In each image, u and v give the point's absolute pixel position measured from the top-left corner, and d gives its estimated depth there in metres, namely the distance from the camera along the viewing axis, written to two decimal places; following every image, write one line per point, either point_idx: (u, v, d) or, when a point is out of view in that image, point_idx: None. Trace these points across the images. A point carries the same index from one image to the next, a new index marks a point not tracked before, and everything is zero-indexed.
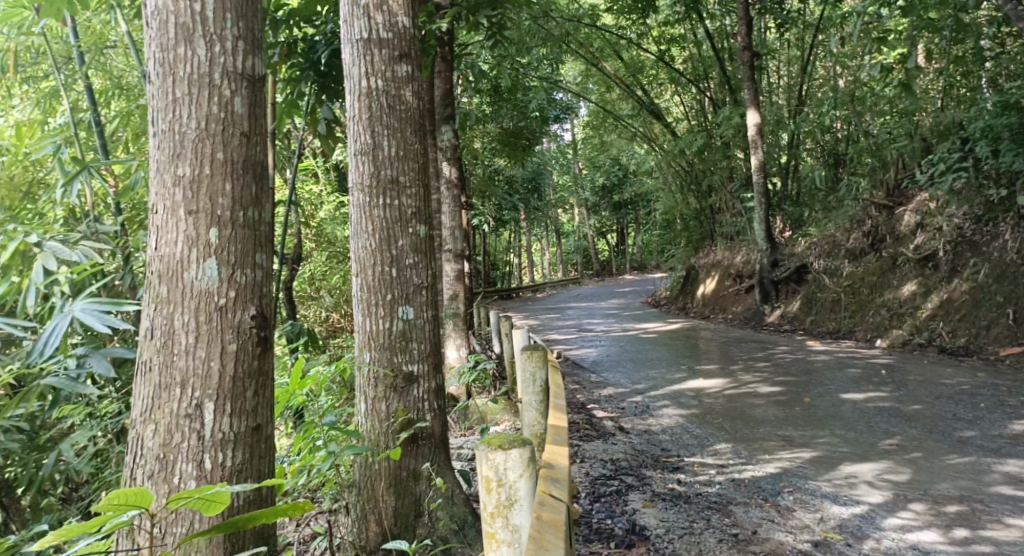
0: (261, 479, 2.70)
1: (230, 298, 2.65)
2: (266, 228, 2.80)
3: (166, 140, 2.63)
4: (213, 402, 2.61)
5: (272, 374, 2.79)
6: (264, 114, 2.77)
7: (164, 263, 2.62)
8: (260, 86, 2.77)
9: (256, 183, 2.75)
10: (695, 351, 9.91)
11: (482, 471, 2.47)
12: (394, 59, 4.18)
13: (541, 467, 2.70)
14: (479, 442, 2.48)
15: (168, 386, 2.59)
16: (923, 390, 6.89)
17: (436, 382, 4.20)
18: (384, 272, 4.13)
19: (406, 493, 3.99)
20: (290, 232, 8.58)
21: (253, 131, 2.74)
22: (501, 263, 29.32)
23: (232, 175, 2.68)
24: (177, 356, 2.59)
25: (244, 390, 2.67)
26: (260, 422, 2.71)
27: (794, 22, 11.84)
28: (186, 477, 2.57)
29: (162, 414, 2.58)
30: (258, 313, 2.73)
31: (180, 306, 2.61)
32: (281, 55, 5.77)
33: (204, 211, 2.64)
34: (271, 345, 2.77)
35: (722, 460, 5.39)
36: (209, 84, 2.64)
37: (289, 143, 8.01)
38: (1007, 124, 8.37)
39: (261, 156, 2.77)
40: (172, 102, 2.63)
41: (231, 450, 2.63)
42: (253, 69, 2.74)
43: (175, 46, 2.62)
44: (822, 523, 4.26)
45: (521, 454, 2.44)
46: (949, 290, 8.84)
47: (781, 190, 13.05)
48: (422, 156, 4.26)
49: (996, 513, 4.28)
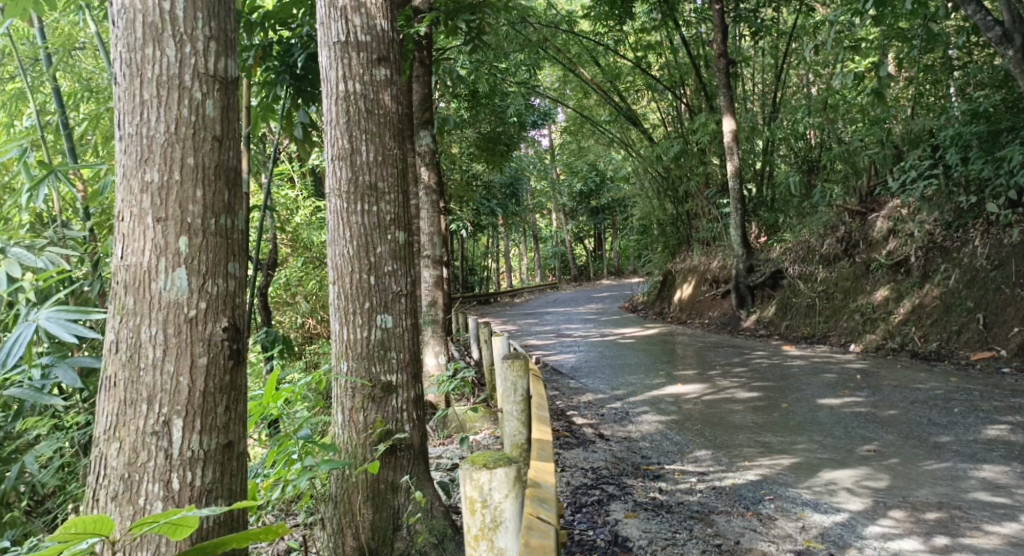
0: (233, 498, 2.58)
1: (201, 310, 2.54)
2: (240, 235, 2.69)
3: (133, 145, 2.52)
4: (182, 419, 2.49)
5: (245, 389, 2.67)
6: (237, 116, 2.67)
7: (131, 272, 2.51)
8: (234, 88, 2.67)
9: (229, 189, 2.65)
10: (673, 356, 9.90)
11: (466, 491, 2.38)
12: (372, 62, 4.10)
13: (528, 487, 2.62)
14: (463, 461, 2.40)
15: (134, 402, 2.47)
16: (898, 395, 6.91)
17: (415, 392, 4.12)
18: (362, 279, 4.04)
19: (384, 506, 3.90)
20: (265, 238, 8.45)
21: (225, 135, 2.63)
22: (479, 268, 29.18)
23: (204, 181, 2.57)
24: (143, 371, 2.48)
25: (216, 404, 2.55)
26: (231, 438, 2.60)
27: (768, 31, 11.95)
28: (153, 498, 2.45)
29: (128, 431, 2.46)
30: (230, 324, 2.62)
31: (148, 317, 2.50)
32: (256, 57, 5.63)
33: (173, 218, 2.53)
34: (244, 359, 2.66)
35: (702, 467, 5.35)
36: (179, 86, 2.54)
37: (263, 147, 7.89)
38: (975, 132, 8.48)
39: (234, 161, 2.67)
40: (139, 105, 2.52)
41: (201, 469, 2.51)
42: (226, 71, 2.63)
43: (143, 46, 2.51)
44: (804, 532, 4.22)
45: (507, 474, 2.35)
46: (921, 295, 8.90)
47: (756, 197, 13.15)
48: (401, 161, 4.17)
49: (974, 520, 4.27)
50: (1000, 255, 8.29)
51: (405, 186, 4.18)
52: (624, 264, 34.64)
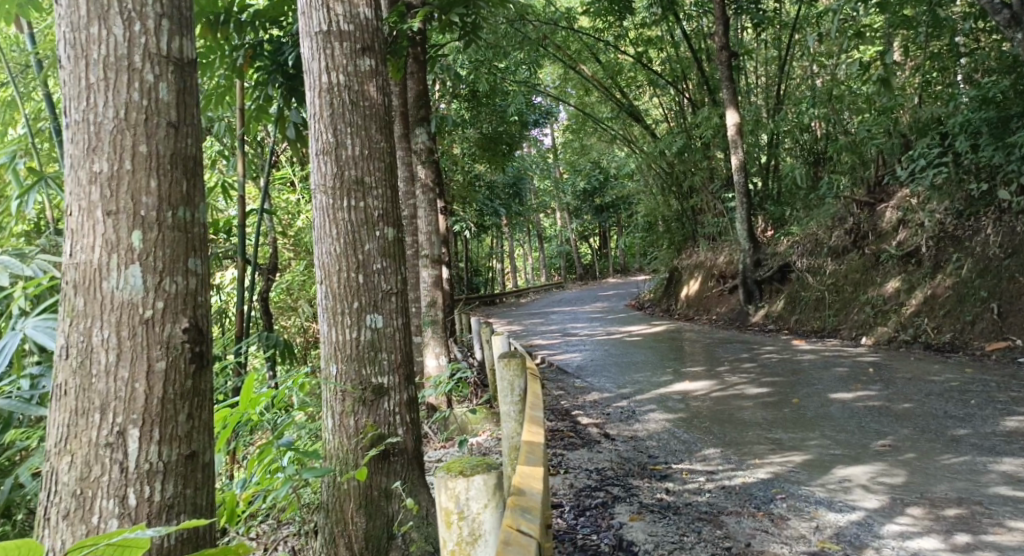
0: (198, 513, 2.40)
1: (159, 309, 2.36)
2: (201, 229, 2.51)
3: (80, 132, 2.34)
4: (138, 429, 2.31)
5: (210, 394, 2.49)
6: (194, 100, 2.49)
7: (80, 271, 2.33)
8: (190, 69, 2.49)
9: (188, 178, 2.47)
10: (681, 353, 9.72)
11: (441, 502, 2.21)
12: (356, 52, 3.94)
13: (509, 494, 2.39)
14: (437, 469, 2.23)
15: (86, 411, 2.29)
16: (911, 388, 6.72)
17: (407, 394, 3.96)
18: (350, 278, 3.88)
19: (377, 514, 3.75)
20: (264, 242, 8.33)
21: (182, 120, 2.45)
22: (484, 268, 29.02)
23: (159, 171, 2.39)
24: (95, 379, 2.30)
25: (177, 412, 2.37)
26: (195, 448, 2.40)
27: (769, 22, 11.77)
28: (107, 515, 2.26)
29: (79, 444, 2.27)
30: (192, 325, 2.44)
31: (100, 318, 2.31)
32: (246, 57, 5.47)
33: (125, 211, 2.35)
34: (208, 362, 2.47)
35: (711, 466, 5.18)
36: (128, 67, 2.36)
37: (262, 150, 7.76)
38: (985, 118, 8.32)
39: (192, 149, 2.49)
40: (86, 88, 2.34)
41: (161, 483, 2.32)
42: (182, 51, 2.46)
43: (88, 25, 2.34)
44: (818, 533, 4.04)
45: (485, 482, 2.20)
46: (933, 286, 8.70)
47: (762, 190, 12.97)
48: (389, 154, 4.02)
49: (996, 516, 4.09)
50: (1013, 243, 8.09)
51: (394, 180, 4.03)
52: (629, 262, 34.48)
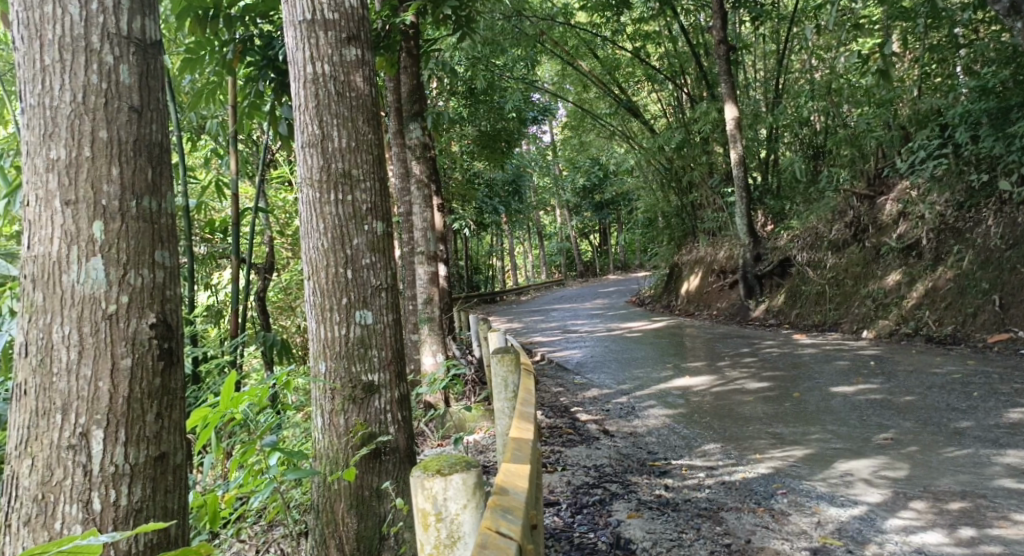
0: (168, 517, 2.36)
1: (123, 304, 2.32)
2: (168, 220, 2.47)
3: (36, 118, 2.30)
4: (103, 430, 2.27)
5: (180, 393, 2.45)
6: (157, 84, 2.45)
7: (39, 264, 2.28)
8: (153, 52, 2.45)
9: (153, 166, 2.43)
10: (681, 348, 9.62)
11: (419, 503, 2.13)
12: (342, 41, 3.85)
13: (492, 494, 2.27)
14: (415, 468, 2.15)
15: (47, 412, 2.25)
16: (913, 381, 6.63)
17: (399, 392, 3.88)
18: (338, 274, 3.79)
19: (369, 514, 3.68)
20: (260, 243, 8.22)
21: (145, 105, 2.41)
22: (484, 267, 28.86)
23: (120, 158, 2.35)
24: (56, 378, 2.25)
25: (145, 411, 2.33)
26: (164, 450, 2.37)
27: (768, 16, 11.61)
28: (70, 521, 2.22)
29: (41, 447, 2.24)
30: (160, 320, 2.40)
31: (59, 314, 2.27)
32: (236, 52, 5.36)
33: (84, 201, 2.30)
34: (177, 359, 2.44)
35: (711, 461, 5.09)
36: (86, 48, 2.31)
37: (255, 149, 7.63)
38: (985, 108, 8.29)
39: (157, 136, 2.45)
40: (41, 70, 2.30)
41: (127, 487, 2.28)
42: (143, 32, 2.42)
43: (41, 5, 2.29)
44: (819, 528, 3.95)
45: (464, 481, 2.10)
46: (934, 279, 8.61)
47: (762, 184, 12.84)
48: (377, 146, 3.94)
49: (1001, 509, 4.00)
50: (1014, 233, 8.00)
51: (382, 173, 3.95)
52: (630, 259, 34.41)
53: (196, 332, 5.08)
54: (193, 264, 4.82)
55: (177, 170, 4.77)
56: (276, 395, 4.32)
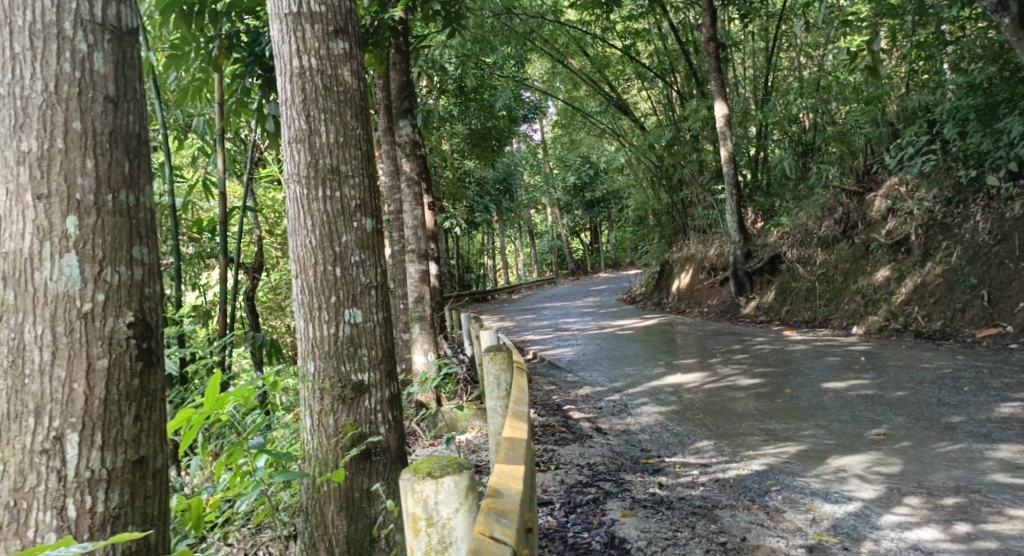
0: (147, 523, 2.30)
1: (100, 302, 2.25)
2: (146, 215, 2.41)
3: (4, 108, 2.21)
4: (78, 433, 2.20)
5: (159, 393, 2.39)
6: (134, 73, 2.39)
7: (8, 261, 2.19)
8: (129, 42, 2.39)
9: (130, 159, 2.36)
10: (673, 345, 9.59)
11: (409, 507, 2.06)
12: (329, 35, 3.78)
13: (485, 496, 2.20)
14: (404, 471, 2.09)
15: (19, 415, 2.17)
16: (903, 376, 6.61)
17: (390, 391, 3.81)
18: (326, 272, 3.71)
19: (360, 516, 3.61)
20: (248, 244, 8.14)
21: (121, 95, 2.35)
22: (476, 266, 28.76)
23: (95, 150, 2.28)
24: (29, 380, 2.18)
25: (122, 414, 2.26)
26: (143, 453, 2.30)
27: (756, 14, 11.59)
28: (44, 529, 2.15)
29: (12, 452, 2.16)
30: (138, 319, 2.33)
31: (33, 313, 2.19)
32: (222, 48, 5.25)
33: (58, 195, 2.23)
34: (155, 359, 2.38)
35: (704, 458, 5.05)
36: (58, 35, 2.24)
37: (243, 147, 7.53)
38: (973, 105, 8.23)
39: (134, 127, 2.39)
40: (10, 58, 2.21)
41: (105, 492, 2.21)
42: (118, 20, 2.35)
43: None
44: (815, 525, 3.90)
45: (456, 484, 2.04)
46: (923, 274, 8.59)
47: (752, 182, 12.86)
48: (365, 141, 3.87)
49: (995, 504, 3.97)
50: (1002, 229, 8.01)
51: (371, 169, 3.88)
52: (622, 258, 34.41)
53: (182, 333, 4.99)
54: (180, 263, 4.73)
55: (163, 168, 4.68)
56: (264, 395, 4.25)
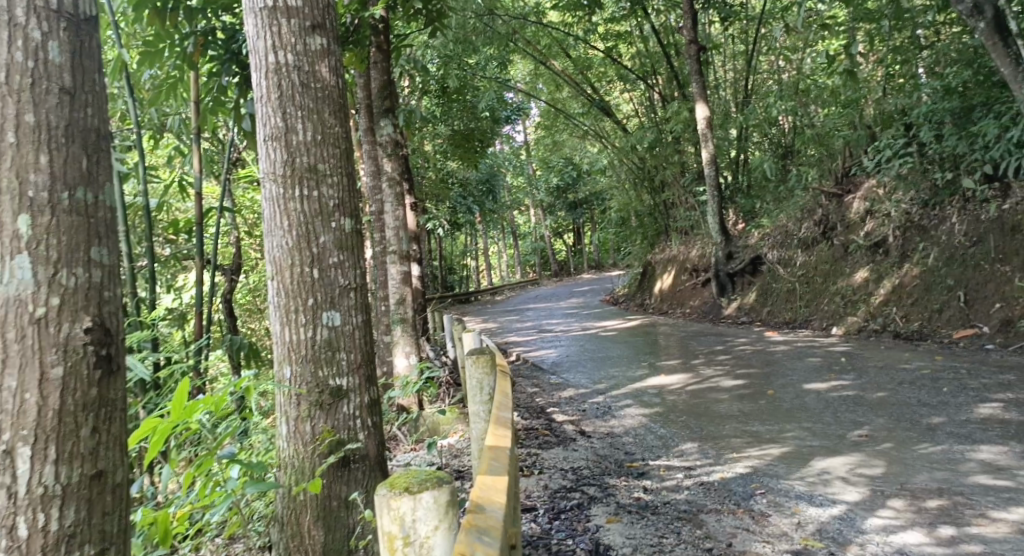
0: (106, 540, 2.23)
1: (54, 307, 2.17)
2: (106, 214, 2.31)
3: None
4: (30, 447, 2.12)
5: (121, 402, 2.31)
6: (92, 61, 2.29)
7: None
8: (88, 30, 2.29)
9: (87, 154, 2.26)
10: (655, 347, 9.55)
11: (385, 525, 1.97)
12: (306, 30, 3.67)
13: (467, 512, 2.12)
14: (380, 486, 1.99)
15: None
16: (884, 377, 6.60)
17: (369, 397, 3.70)
18: (304, 273, 3.61)
19: (337, 526, 3.52)
20: (226, 245, 8.00)
21: (78, 85, 2.25)
22: (459, 266, 28.63)
23: (50, 145, 2.18)
24: None
25: (79, 426, 2.19)
26: (101, 468, 2.23)
27: (737, 17, 11.58)
28: None
29: None
30: (97, 325, 2.24)
31: None
32: (198, 44, 5.09)
33: (10, 192, 2.14)
34: (117, 367, 2.29)
35: (688, 461, 4.99)
36: (11, 22, 2.15)
37: (220, 147, 7.38)
38: (949, 108, 8.25)
39: (94, 120, 2.29)
40: None
41: (59, 510, 2.14)
42: (75, 6, 2.25)
43: None
44: (801, 530, 3.85)
45: (435, 499, 1.95)
46: (901, 275, 8.61)
47: (732, 183, 12.86)
48: (344, 139, 3.77)
49: (978, 506, 3.93)
50: (977, 231, 8.03)
51: (350, 167, 3.78)
52: (604, 259, 34.45)
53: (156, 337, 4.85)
54: (154, 265, 4.61)
55: (136, 168, 4.55)
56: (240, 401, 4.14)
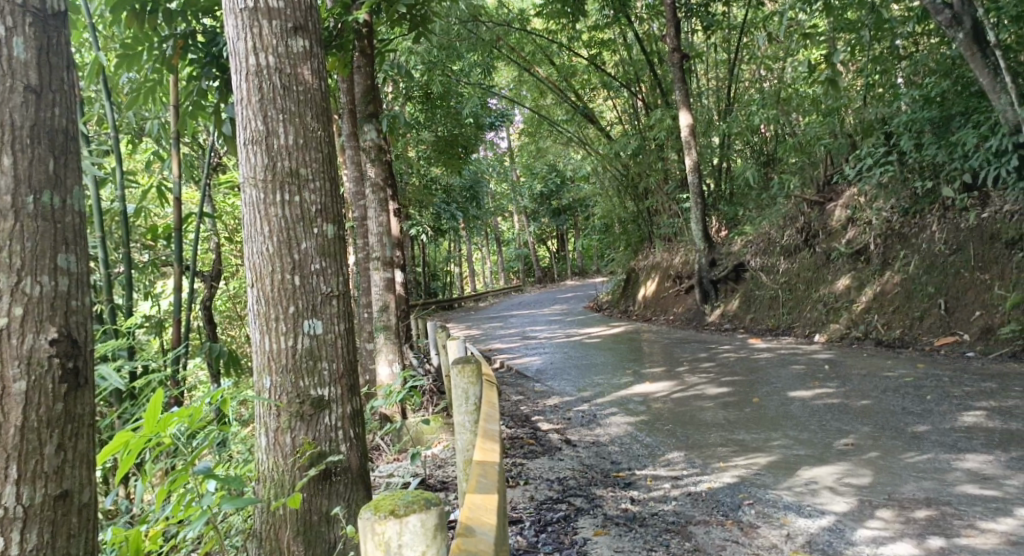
0: None
1: (18, 317, 2.22)
2: (74, 218, 2.36)
3: None
4: None
5: (90, 419, 2.35)
6: (59, 64, 2.35)
7: None
8: (55, 36, 2.35)
9: (54, 156, 2.32)
10: (639, 354, 9.50)
11: (370, 549, 1.89)
12: (288, 31, 3.59)
13: (455, 536, 2.05)
14: (364, 508, 1.91)
15: None
16: (868, 384, 6.58)
17: (352, 407, 3.61)
18: (284, 280, 3.51)
19: (318, 541, 3.43)
20: (206, 251, 7.85)
21: (44, 85, 2.31)
22: (443, 273, 28.49)
23: (13, 147, 2.25)
24: None
25: (43, 443, 2.23)
26: (67, 488, 2.27)
27: (719, 26, 11.59)
28: None
29: None
30: (63, 335, 2.29)
31: None
32: (176, 48, 4.99)
33: None
34: (84, 383, 2.34)
35: (675, 471, 4.93)
36: None
37: (199, 152, 7.25)
38: (928, 117, 8.23)
39: (61, 119, 2.35)
40: None
41: (21, 532, 2.18)
42: (42, 2, 2.32)
43: None
44: (790, 541, 3.79)
45: (421, 522, 1.87)
46: (882, 283, 8.62)
47: (715, 191, 12.87)
48: (327, 143, 3.69)
49: (966, 517, 3.90)
50: (957, 239, 8.06)
51: (333, 172, 3.69)
52: (588, 265, 34.42)
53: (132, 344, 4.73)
54: (131, 272, 4.49)
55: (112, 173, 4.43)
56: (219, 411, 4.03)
